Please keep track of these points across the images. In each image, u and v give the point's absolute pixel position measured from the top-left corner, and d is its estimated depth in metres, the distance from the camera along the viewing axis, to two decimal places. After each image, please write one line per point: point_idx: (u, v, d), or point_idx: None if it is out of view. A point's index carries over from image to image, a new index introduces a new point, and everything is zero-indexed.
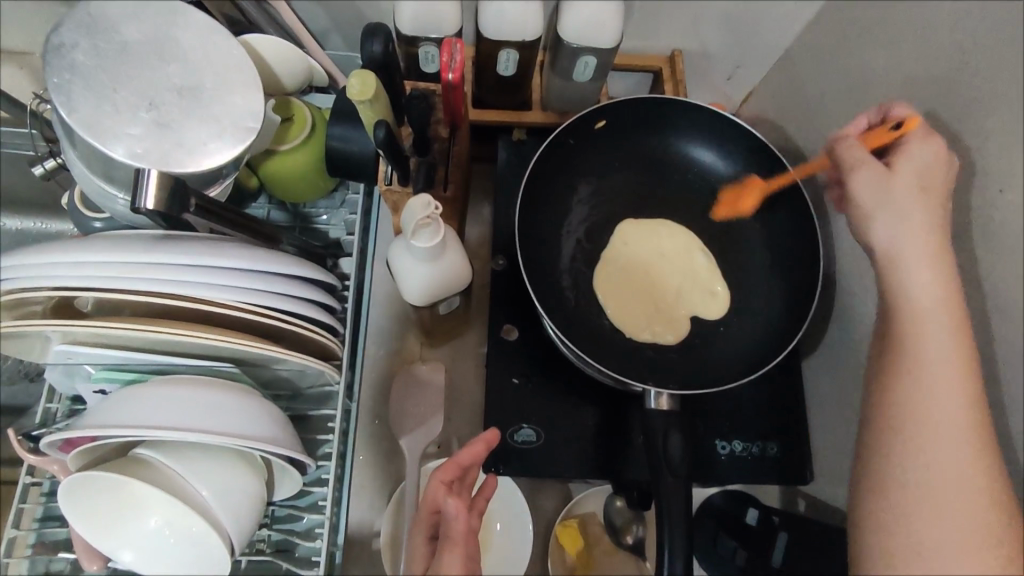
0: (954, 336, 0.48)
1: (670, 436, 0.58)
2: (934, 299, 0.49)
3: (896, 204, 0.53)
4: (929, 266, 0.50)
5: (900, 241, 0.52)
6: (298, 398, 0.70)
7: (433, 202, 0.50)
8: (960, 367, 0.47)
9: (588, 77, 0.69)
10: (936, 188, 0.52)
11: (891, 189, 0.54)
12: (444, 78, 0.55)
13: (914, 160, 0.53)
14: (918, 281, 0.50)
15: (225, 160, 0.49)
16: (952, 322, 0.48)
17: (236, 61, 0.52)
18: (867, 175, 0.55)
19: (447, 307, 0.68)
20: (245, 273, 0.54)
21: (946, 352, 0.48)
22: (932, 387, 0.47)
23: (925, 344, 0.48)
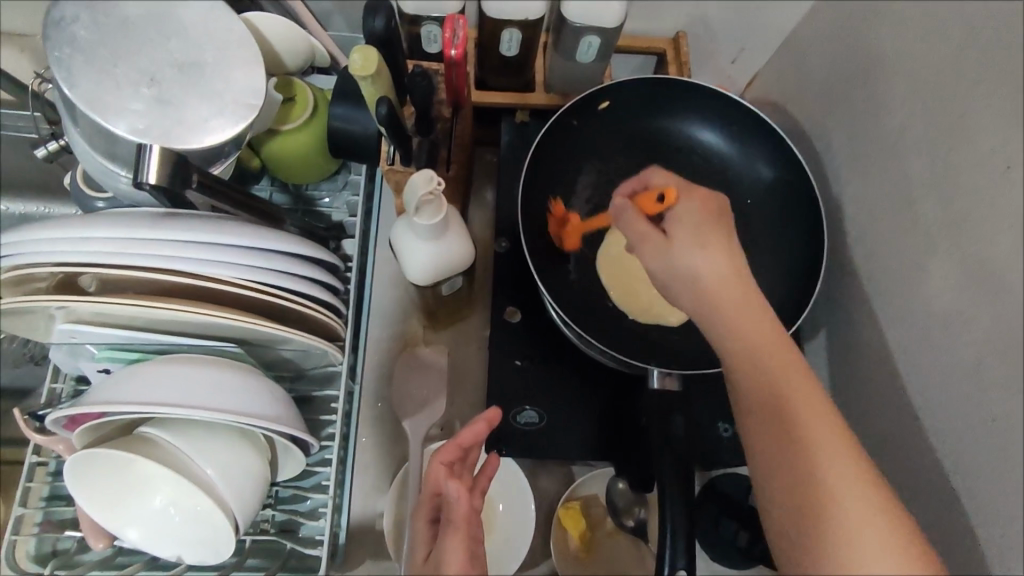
0: (796, 378, 0.44)
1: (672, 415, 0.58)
2: (765, 343, 0.45)
3: (688, 260, 0.47)
4: (740, 296, 0.46)
5: (704, 279, 0.47)
6: (301, 379, 0.71)
7: (435, 177, 0.50)
8: (811, 414, 0.43)
9: (592, 57, 0.69)
10: (705, 233, 0.48)
11: (672, 262, 0.48)
12: (448, 55, 0.55)
13: (685, 223, 0.49)
14: (736, 321, 0.46)
15: (227, 137, 0.49)
16: (785, 363, 0.45)
17: (237, 38, 0.51)
18: (653, 251, 0.49)
19: (449, 288, 0.68)
20: (248, 251, 0.54)
21: (797, 395, 0.43)
22: (804, 432, 0.42)
23: (777, 388, 0.44)
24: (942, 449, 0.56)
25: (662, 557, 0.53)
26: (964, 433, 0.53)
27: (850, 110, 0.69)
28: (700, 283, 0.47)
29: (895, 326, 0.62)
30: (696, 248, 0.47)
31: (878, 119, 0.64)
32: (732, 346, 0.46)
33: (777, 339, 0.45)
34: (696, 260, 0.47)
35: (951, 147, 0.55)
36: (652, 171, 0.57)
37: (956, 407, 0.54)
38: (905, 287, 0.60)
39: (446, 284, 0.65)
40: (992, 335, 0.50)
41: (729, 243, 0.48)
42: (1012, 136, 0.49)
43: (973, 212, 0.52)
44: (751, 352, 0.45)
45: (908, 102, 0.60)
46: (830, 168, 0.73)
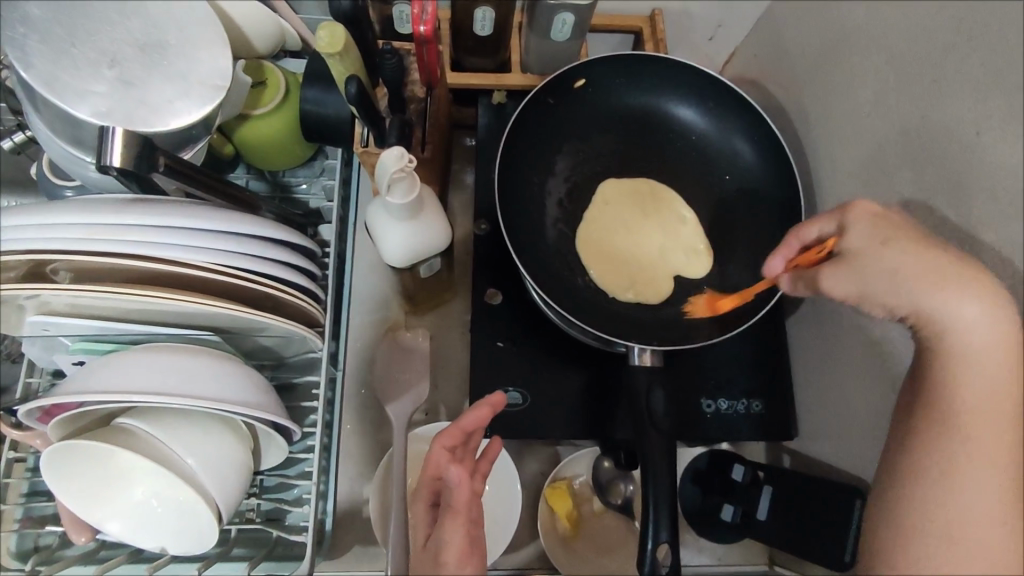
0: (999, 388, 0.43)
1: (653, 390, 0.58)
2: (986, 349, 0.43)
3: (881, 264, 0.46)
4: (962, 293, 0.44)
5: (903, 277, 0.46)
6: (282, 367, 0.70)
7: (406, 156, 0.47)
8: (991, 424, 0.43)
9: (567, 36, 0.68)
10: (893, 238, 0.47)
11: (867, 276, 0.47)
12: (416, 30, 0.53)
13: (862, 236, 0.48)
14: (963, 321, 0.44)
15: (195, 118, 0.49)
16: (997, 372, 0.43)
17: (200, 18, 0.50)
18: (837, 276, 0.48)
19: (428, 271, 0.67)
20: (220, 235, 0.53)
21: (986, 402, 0.43)
22: (978, 440, 0.43)
23: (973, 391, 0.43)
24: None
25: (646, 531, 0.54)
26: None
27: (824, 81, 0.69)
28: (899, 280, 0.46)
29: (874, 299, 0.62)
30: (890, 254, 0.46)
31: (851, 90, 0.64)
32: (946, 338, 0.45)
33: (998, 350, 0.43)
34: (887, 263, 0.46)
35: (921, 114, 0.55)
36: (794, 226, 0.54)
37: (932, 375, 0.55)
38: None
39: (424, 268, 0.64)
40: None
41: (924, 243, 0.46)
42: (982, 101, 0.49)
43: (947, 179, 0.52)
44: (967, 350, 0.44)
45: (878, 72, 0.61)
46: (807, 142, 0.73)
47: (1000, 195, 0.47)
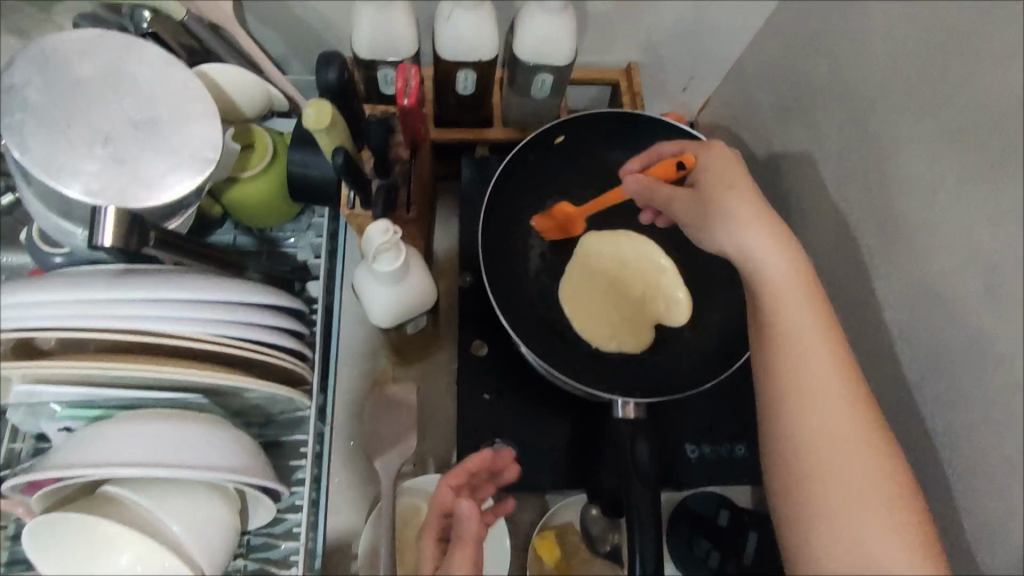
0: (812, 314, 0.50)
1: (636, 442, 0.59)
2: (793, 279, 0.51)
3: (716, 199, 0.55)
4: (764, 230, 0.52)
5: (735, 211, 0.54)
6: (269, 424, 0.71)
7: (393, 228, 0.49)
8: (817, 348, 0.49)
9: (546, 93, 0.73)
10: (734, 178, 0.56)
11: (705, 206, 0.56)
12: (399, 104, 0.54)
13: (714, 167, 0.57)
14: (767, 263, 0.51)
15: (186, 192, 0.50)
16: (804, 299, 0.50)
17: (191, 93, 0.52)
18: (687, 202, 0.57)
19: (414, 327, 0.67)
20: (212, 305, 0.54)
21: (802, 330, 0.49)
22: (798, 355, 0.49)
23: (793, 321, 0.50)
24: (934, 460, 0.57)
25: None
26: (947, 432, 0.55)
27: None
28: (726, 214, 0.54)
29: (871, 339, 0.65)
30: (728, 190, 0.55)
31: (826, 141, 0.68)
32: (761, 280, 0.52)
33: (800, 279, 0.51)
34: (726, 197, 0.54)
35: None
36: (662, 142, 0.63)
37: (936, 418, 0.57)
38: (878, 298, 0.63)
39: (411, 325, 0.65)
40: (958, 342, 0.53)
41: (756, 191, 0.55)
42: None
43: (927, 228, 0.56)
44: (779, 282, 0.50)
45: None
46: None
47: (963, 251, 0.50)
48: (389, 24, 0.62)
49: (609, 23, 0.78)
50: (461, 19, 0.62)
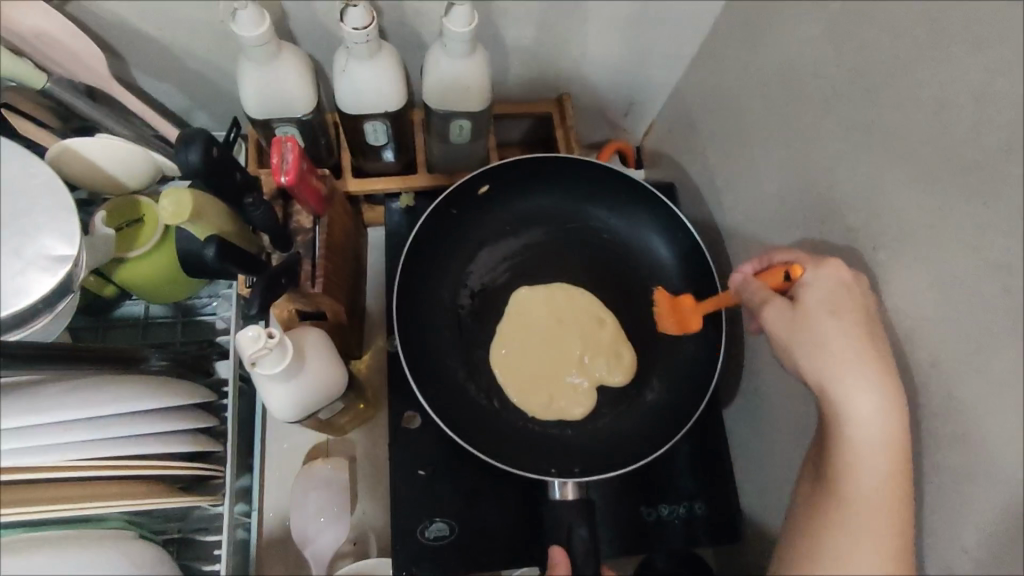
0: (891, 487, 0.41)
1: (574, 527, 0.54)
2: (878, 443, 0.41)
3: (817, 329, 0.45)
4: (868, 378, 0.42)
5: (832, 343, 0.44)
6: (190, 519, 0.62)
7: (264, 332, 0.46)
8: (878, 522, 0.40)
9: (466, 139, 0.67)
10: (845, 305, 0.45)
11: (801, 331, 0.46)
12: (277, 181, 0.51)
13: (825, 292, 0.46)
14: (859, 410, 0.42)
15: (38, 299, 0.45)
16: (892, 469, 0.41)
17: (38, 182, 0.47)
18: (779, 311, 0.48)
19: (330, 411, 0.63)
20: (69, 425, 0.48)
21: (884, 506, 0.40)
22: (861, 529, 0.40)
23: (862, 487, 0.41)
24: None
25: None
26: None
27: (732, 169, 0.67)
28: (824, 348, 0.44)
29: None
30: (829, 322, 0.45)
31: (757, 182, 0.63)
32: (843, 426, 0.43)
33: (890, 448, 0.41)
34: (830, 326, 0.45)
35: (823, 213, 0.53)
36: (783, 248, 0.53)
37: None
38: None
39: (325, 411, 0.62)
40: None
41: (871, 331, 0.44)
42: (875, 216, 0.47)
43: None
44: (864, 441, 0.42)
45: (782, 164, 0.58)
46: (723, 229, 0.71)
47: (895, 317, 0.45)
48: (278, 81, 0.56)
49: (534, 56, 0.72)
50: (359, 69, 0.56)
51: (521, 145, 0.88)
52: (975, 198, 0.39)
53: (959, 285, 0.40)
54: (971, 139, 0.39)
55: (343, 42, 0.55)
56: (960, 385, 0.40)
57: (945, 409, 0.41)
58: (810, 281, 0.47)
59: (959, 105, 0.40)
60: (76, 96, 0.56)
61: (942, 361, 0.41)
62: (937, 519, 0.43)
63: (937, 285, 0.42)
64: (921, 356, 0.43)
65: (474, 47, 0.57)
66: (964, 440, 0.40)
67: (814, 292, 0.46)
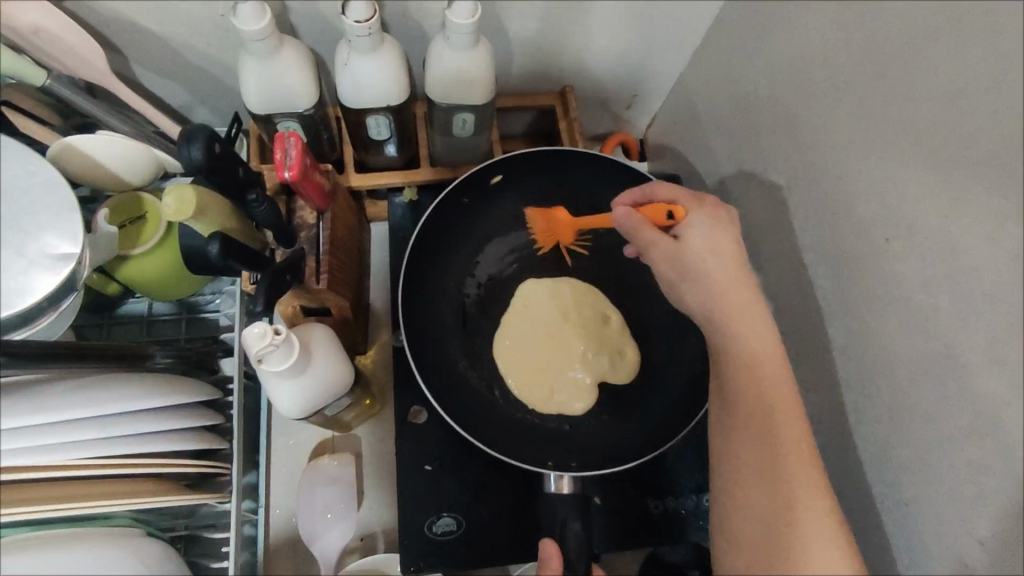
0: (786, 403, 0.45)
1: (567, 521, 0.54)
2: (762, 358, 0.46)
3: (700, 262, 0.49)
4: (748, 298, 0.48)
5: (717, 275, 0.48)
6: (198, 516, 0.62)
7: (269, 329, 0.46)
8: (796, 444, 0.44)
9: (469, 132, 0.66)
10: (722, 238, 0.50)
11: (687, 267, 0.49)
12: (280, 176, 0.50)
13: (703, 226, 0.50)
14: (747, 334, 0.47)
15: (42, 297, 0.45)
16: (775, 377, 0.46)
17: (40, 181, 0.47)
18: (663, 249, 0.50)
19: (335, 408, 0.62)
20: (76, 424, 0.47)
21: (784, 418, 0.45)
22: (779, 447, 0.43)
23: (763, 406, 0.45)
24: (862, 530, 0.52)
25: None
26: None
27: (738, 160, 0.67)
28: (710, 281, 0.48)
29: None
30: (711, 257, 0.49)
31: (764, 173, 0.62)
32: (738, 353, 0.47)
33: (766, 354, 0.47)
34: (710, 261, 0.49)
35: (832, 204, 0.52)
36: (657, 182, 0.55)
37: (863, 483, 0.52)
38: None
39: (330, 407, 0.61)
40: None
41: (741, 254, 0.50)
42: (886, 206, 0.46)
43: (860, 277, 0.50)
44: (747, 357, 0.47)
45: (789, 154, 0.58)
46: None
47: (908, 309, 0.45)
48: (280, 76, 0.56)
49: (536, 48, 0.71)
50: (361, 64, 0.56)
51: (525, 138, 0.87)
52: (992, 188, 0.38)
53: (975, 276, 0.39)
54: (986, 127, 0.38)
55: (344, 35, 0.54)
56: (977, 377, 0.39)
57: (961, 401, 0.41)
58: (687, 218, 0.51)
59: (975, 93, 0.39)
60: (75, 94, 0.55)
61: (958, 353, 0.41)
62: (952, 511, 0.42)
63: (953, 275, 0.41)
64: (935, 347, 0.43)
65: (476, 39, 0.56)
66: (981, 433, 0.40)
67: (696, 228, 0.50)
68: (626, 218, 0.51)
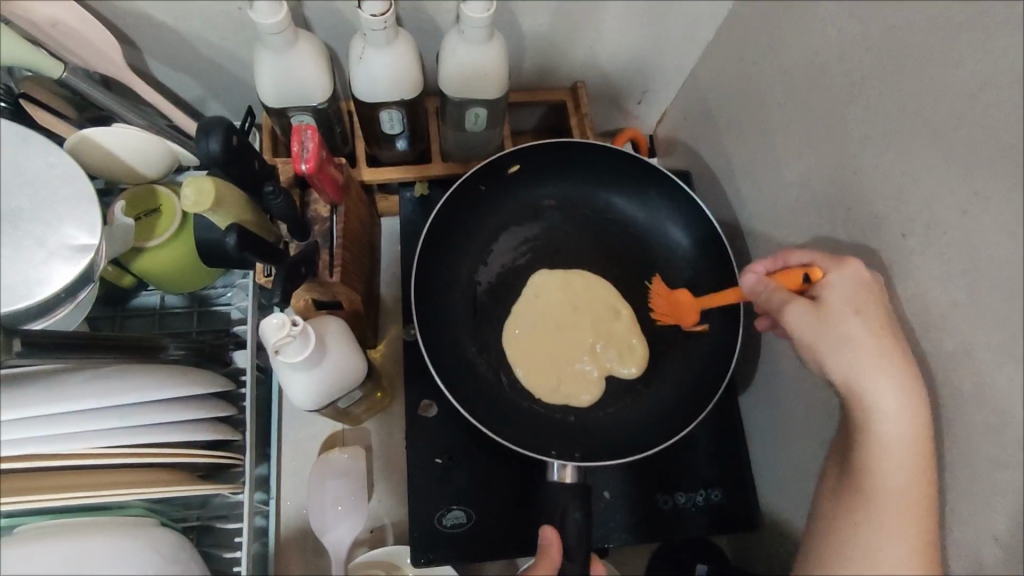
0: (916, 485, 0.42)
1: (568, 509, 0.54)
2: (903, 435, 0.42)
3: (841, 328, 0.46)
4: (893, 378, 0.43)
5: (860, 343, 0.45)
6: (211, 504, 0.63)
7: (287, 318, 0.46)
8: (910, 525, 0.41)
9: (482, 127, 0.67)
10: (868, 305, 0.46)
11: (826, 329, 0.47)
12: (297, 169, 0.51)
13: (844, 291, 0.46)
14: (886, 406, 0.43)
15: (60, 288, 0.45)
16: (915, 466, 0.42)
17: (60, 173, 0.47)
18: (801, 312, 0.49)
19: (348, 399, 0.63)
20: (91, 412, 0.48)
21: (909, 501, 0.42)
22: (891, 524, 0.42)
23: (888, 480, 0.42)
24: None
25: None
26: None
27: (752, 156, 0.67)
28: (849, 347, 0.45)
29: None
30: (853, 320, 0.45)
31: (778, 169, 0.62)
32: (868, 422, 0.44)
33: (911, 443, 0.42)
34: (853, 327, 0.45)
35: (847, 200, 0.52)
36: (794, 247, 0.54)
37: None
38: None
39: (343, 399, 0.62)
40: None
41: (890, 324, 0.45)
42: (903, 203, 0.46)
43: (875, 274, 0.50)
44: (886, 431, 0.43)
45: (804, 150, 0.58)
46: (742, 217, 0.70)
47: (924, 305, 0.45)
48: (295, 69, 0.56)
49: (549, 43, 0.71)
50: (376, 57, 0.56)
51: (535, 133, 0.87)
52: (1011, 184, 0.38)
53: (993, 272, 0.39)
54: (1007, 123, 0.38)
55: (360, 28, 0.55)
56: (994, 373, 0.39)
57: (978, 398, 0.41)
58: (828, 279, 0.48)
59: (995, 88, 0.39)
60: (91, 87, 0.56)
61: (975, 349, 0.41)
62: (968, 506, 0.42)
63: (971, 271, 0.41)
64: (952, 343, 0.43)
65: (491, 33, 0.56)
66: (997, 429, 0.40)
67: (836, 291, 0.47)
68: (756, 284, 0.53)
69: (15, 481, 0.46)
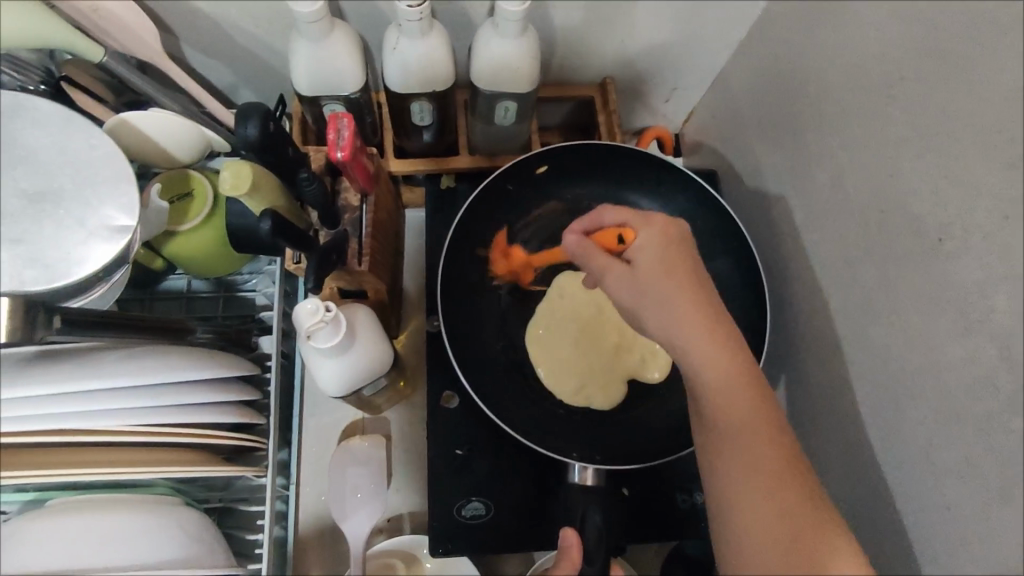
0: (755, 416, 0.44)
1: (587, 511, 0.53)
2: (725, 375, 0.45)
3: (654, 287, 0.47)
4: (702, 324, 0.46)
5: (670, 306, 0.46)
6: (233, 487, 0.64)
7: (320, 304, 0.47)
8: (764, 453, 0.43)
9: (511, 121, 0.67)
10: (671, 259, 0.48)
11: (642, 290, 0.48)
12: (332, 156, 0.51)
13: (652, 249, 0.49)
14: (704, 353, 0.45)
15: (96, 267, 0.46)
16: (748, 399, 0.45)
17: (101, 154, 0.48)
18: (616, 277, 0.49)
19: (373, 388, 0.63)
20: (127, 392, 0.49)
21: (753, 432, 0.44)
22: (748, 460, 0.43)
23: (733, 420, 0.44)
24: (900, 532, 0.52)
25: None
26: None
27: (782, 156, 0.66)
28: (668, 307, 0.46)
29: None
30: (662, 278, 0.47)
31: (809, 170, 0.61)
32: (695, 373, 0.46)
33: (728, 367, 0.45)
34: (664, 287, 0.47)
35: (880, 202, 0.52)
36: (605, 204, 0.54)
37: (903, 485, 0.51)
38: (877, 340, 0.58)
39: (368, 387, 0.62)
40: None
41: (692, 272, 0.48)
42: (941, 205, 0.46)
43: (908, 277, 0.49)
44: (715, 375, 0.45)
45: (837, 151, 0.57)
46: (771, 218, 0.69)
47: (961, 309, 0.44)
48: (330, 58, 0.56)
49: (579, 38, 0.71)
50: (410, 48, 0.56)
51: (561, 130, 0.87)
52: None
53: None
54: None
55: (395, 19, 0.55)
56: None
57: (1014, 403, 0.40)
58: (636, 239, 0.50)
59: None
60: (128, 71, 0.56)
61: (1013, 355, 0.40)
62: (999, 513, 0.42)
63: (1012, 276, 0.40)
64: (989, 348, 0.42)
65: (525, 27, 0.56)
66: None
67: (641, 250, 0.49)
68: (579, 246, 0.52)
69: (48, 454, 0.47)
